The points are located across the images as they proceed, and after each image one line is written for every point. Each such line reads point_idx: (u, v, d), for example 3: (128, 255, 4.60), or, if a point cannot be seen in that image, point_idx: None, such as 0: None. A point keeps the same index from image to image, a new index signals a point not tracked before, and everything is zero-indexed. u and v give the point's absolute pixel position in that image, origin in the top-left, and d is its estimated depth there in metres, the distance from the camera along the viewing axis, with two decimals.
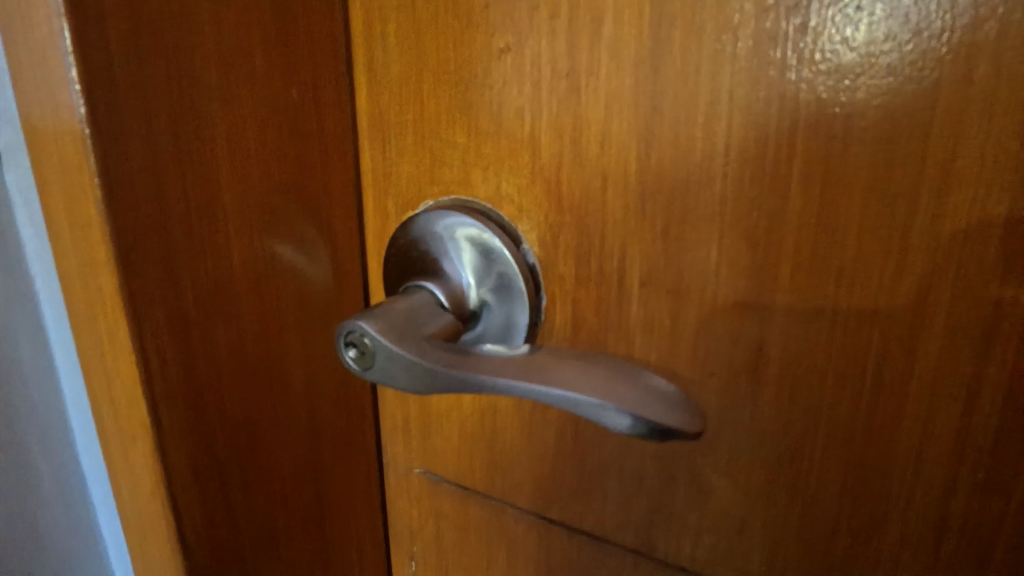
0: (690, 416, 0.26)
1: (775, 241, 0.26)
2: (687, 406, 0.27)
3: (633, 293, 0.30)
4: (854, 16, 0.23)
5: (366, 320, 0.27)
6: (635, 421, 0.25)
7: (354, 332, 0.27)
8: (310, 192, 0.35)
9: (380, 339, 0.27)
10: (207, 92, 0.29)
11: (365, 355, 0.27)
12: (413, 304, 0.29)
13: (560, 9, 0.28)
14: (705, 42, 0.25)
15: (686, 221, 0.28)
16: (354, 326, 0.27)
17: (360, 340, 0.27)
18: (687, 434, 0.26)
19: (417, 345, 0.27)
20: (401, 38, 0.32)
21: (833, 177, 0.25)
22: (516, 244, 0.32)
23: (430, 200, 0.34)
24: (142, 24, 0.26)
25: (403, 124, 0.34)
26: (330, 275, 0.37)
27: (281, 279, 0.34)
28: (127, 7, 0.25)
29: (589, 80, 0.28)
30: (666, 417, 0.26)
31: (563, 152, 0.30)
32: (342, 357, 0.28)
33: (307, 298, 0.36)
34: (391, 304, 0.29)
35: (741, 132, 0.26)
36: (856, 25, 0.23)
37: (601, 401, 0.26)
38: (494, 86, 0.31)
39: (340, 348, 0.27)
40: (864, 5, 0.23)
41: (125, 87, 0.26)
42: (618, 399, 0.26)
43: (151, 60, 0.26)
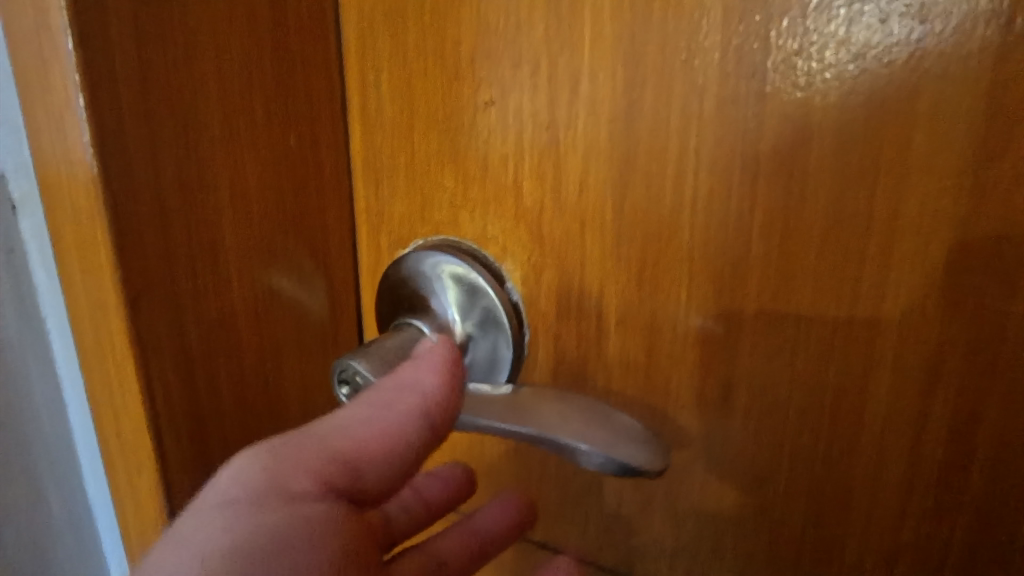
0: (657, 455, 0.28)
1: (740, 285, 0.28)
2: (656, 445, 0.28)
3: (611, 330, 0.32)
4: (806, 87, 0.25)
5: (357, 360, 0.31)
6: (606, 462, 0.28)
7: (348, 369, 0.31)
8: (310, 232, 0.37)
9: (367, 378, 0.31)
10: (213, 144, 0.31)
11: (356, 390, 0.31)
12: (404, 342, 0.33)
13: (541, 67, 0.30)
14: (673, 103, 0.28)
15: (659, 264, 0.30)
16: (349, 364, 0.31)
17: (353, 377, 0.31)
18: (654, 473, 0.28)
19: None
20: (394, 88, 0.34)
21: (791, 229, 0.27)
22: (500, 283, 0.34)
23: (420, 239, 0.36)
24: (153, 88, 0.28)
25: (395, 168, 0.36)
26: (326, 308, 0.39)
27: (280, 314, 0.36)
28: (139, 73, 0.27)
29: (567, 132, 0.30)
30: (635, 458, 0.28)
31: (544, 198, 0.32)
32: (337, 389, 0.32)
33: (305, 331, 0.38)
34: (384, 342, 0.33)
35: (707, 186, 0.28)
36: (808, 95, 0.25)
37: (574, 442, 0.28)
38: (480, 135, 0.33)
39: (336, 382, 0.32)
40: (814, 77, 0.25)
41: (136, 145, 0.27)
42: (591, 441, 0.28)
43: (161, 119, 0.28)
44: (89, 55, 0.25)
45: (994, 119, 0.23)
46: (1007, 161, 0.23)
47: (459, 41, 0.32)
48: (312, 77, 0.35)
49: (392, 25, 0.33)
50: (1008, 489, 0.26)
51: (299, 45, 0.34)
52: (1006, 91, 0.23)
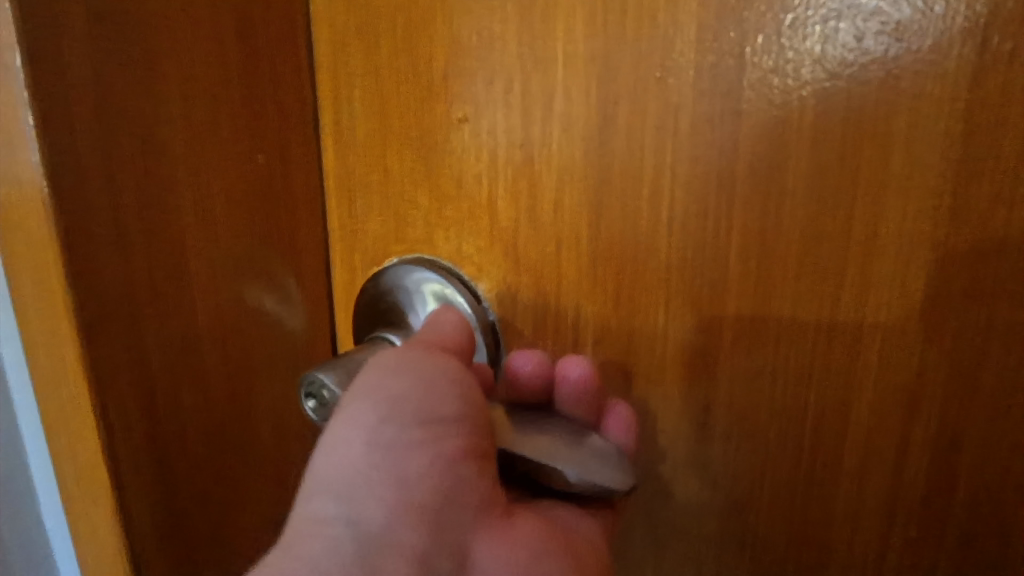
0: (621, 475, 0.29)
1: (718, 307, 0.27)
2: (624, 467, 0.29)
3: (588, 351, 0.31)
4: (783, 105, 0.25)
5: (326, 372, 0.29)
6: (570, 475, 0.29)
7: (315, 382, 0.30)
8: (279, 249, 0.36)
9: (338, 392, 0.29)
10: (176, 162, 0.30)
11: (324, 405, 0.30)
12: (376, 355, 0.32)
13: (514, 84, 0.30)
14: (647, 121, 0.27)
15: (637, 285, 0.29)
16: (318, 378, 0.30)
17: (320, 391, 0.30)
18: (616, 489, 0.28)
19: None
20: (365, 103, 0.34)
21: (768, 249, 0.26)
22: (476, 301, 0.33)
23: (394, 257, 0.35)
24: (108, 106, 0.27)
25: (368, 185, 0.35)
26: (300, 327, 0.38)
27: (249, 335, 0.35)
28: (94, 92, 0.26)
29: (541, 150, 0.30)
30: (599, 473, 0.29)
31: (519, 217, 0.31)
32: (302, 406, 0.30)
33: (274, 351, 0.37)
34: (355, 353, 0.31)
35: (683, 207, 0.27)
36: (785, 113, 0.25)
37: (539, 456, 0.29)
38: (454, 153, 0.32)
39: (301, 398, 0.30)
40: (790, 96, 0.25)
41: (91, 165, 0.26)
42: (557, 457, 0.29)
43: (118, 139, 0.27)
44: (39, 74, 0.24)
45: (970, 140, 0.23)
46: (984, 182, 0.23)
47: (432, 56, 0.31)
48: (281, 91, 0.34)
49: (364, 41, 0.33)
50: (992, 512, 0.25)
51: (269, 61, 0.33)
52: (982, 110, 0.22)
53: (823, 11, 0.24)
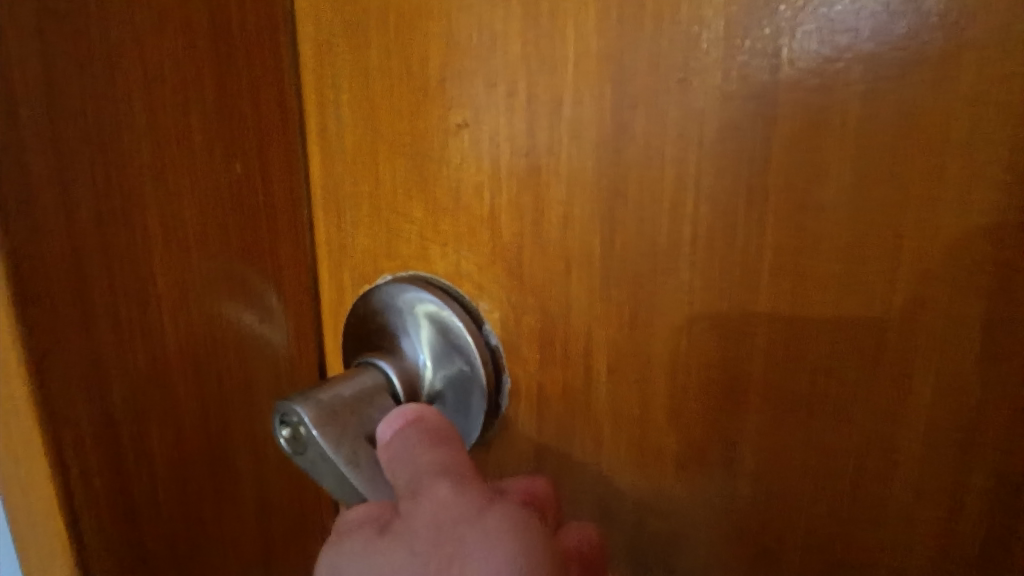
0: None
1: (747, 333, 0.25)
2: None
3: (601, 380, 0.28)
4: (825, 110, 0.22)
5: (306, 409, 0.27)
6: None
7: (293, 415, 0.27)
8: (252, 263, 0.36)
9: (314, 433, 0.26)
10: (124, 172, 0.30)
11: (298, 441, 0.27)
12: (364, 390, 0.28)
13: (518, 86, 0.27)
14: (669, 129, 0.24)
15: (654, 308, 0.26)
16: (296, 412, 0.27)
17: (296, 425, 0.27)
18: None
19: (351, 449, 0.27)
20: (354, 108, 0.31)
21: (804, 270, 0.23)
22: (477, 324, 0.30)
23: (387, 274, 0.32)
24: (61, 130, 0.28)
25: (357, 197, 0.32)
26: (288, 341, 0.37)
27: (224, 349, 0.35)
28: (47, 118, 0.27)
29: (549, 159, 0.27)
30: None
31: (524, 232, 0.28)
32: (276, 434, 0.27)
33: (254, 369, 0.37)
34: (343, 387, 0.28)
35: (708, 222, 0.25)
36: (828, 118, 0.22)
37: None
38: (451, 162, 0.29)
39: (276, 426, 0.27)
40: (834, 101, 0.22)
41: (44, 185, 0.28)
42: None
43: (73, 158, 0.29)
44: None
45: None
46: None
47: (427, 58, 0.29)
48: (260, 97, 0.33)
49: (354, 42, 0.30)
50: None
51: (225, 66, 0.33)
52: None
53: (870, 5, 0.21)
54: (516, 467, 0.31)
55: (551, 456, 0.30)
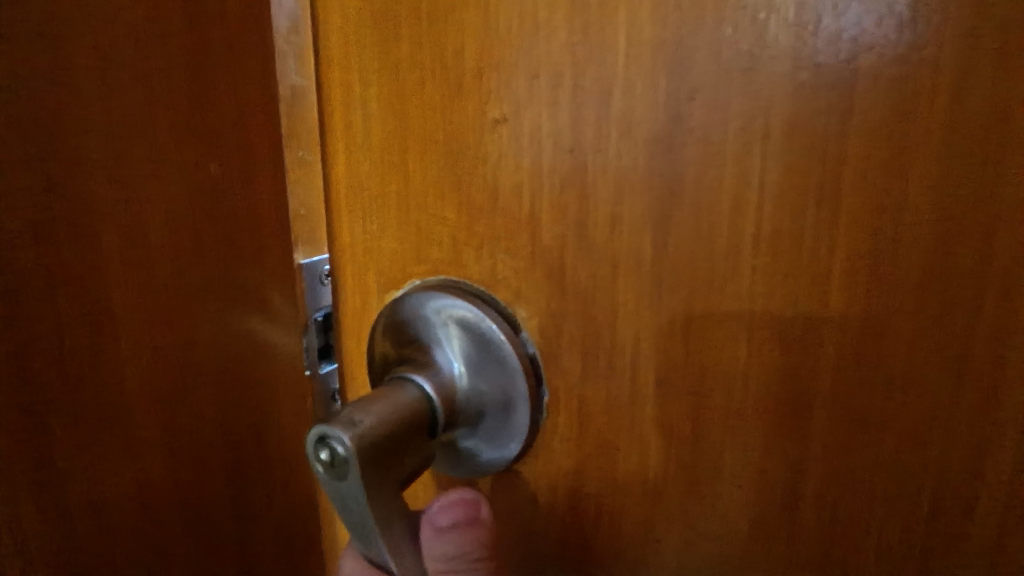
0: None
1: (814, 342, 0.23)
2: None
3: (648, 393, 0.26)
4: (912, 101, 0.21)
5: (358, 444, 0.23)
6: None
7: (341, 444, 0.24)
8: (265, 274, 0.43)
9: (360, 470, 0.24)
10: (66, 175, 0.33)
11: (334, 469, 0.24)
12: (413, 420, 0.26)
13: (563, 77, 0.25)
14: (732, 120, 0.23)
15: (709, 316, 0.24)
16: (346, 444, 0.24)
17: (341, 455, 0.24)
18: None
19: (385, 486, 0.25)
20: (383, 103, 0.30)
21: (879, 277, 0.22)
22: (513, 331, 0.28)
23: (415, 279, 0.31)
24: None
25: (385, 197, 0.31)
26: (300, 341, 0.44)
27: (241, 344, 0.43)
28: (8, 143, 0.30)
29: (596, 157, 0.25)
30: None
31: (567, 235, 0.27)
32: (310, 451, 0.24)
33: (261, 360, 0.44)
34: (395, 418, 0.25)
35: (772, 223, 0.23)
36: (915, 111, 0.21)
37: None
38: (488, 160, 0.28)
39: (313, 444, 0.24)
40: (922, 91, 0.21)
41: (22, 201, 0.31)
42: None
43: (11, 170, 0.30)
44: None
45: None
46: None
47: (462, 48, 0.27)
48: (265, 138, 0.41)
49: (384, 33, 0.29)
50: None
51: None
52: None
53: None
54: (554, 486, 0.29)
55: (592, 474, 0.28)
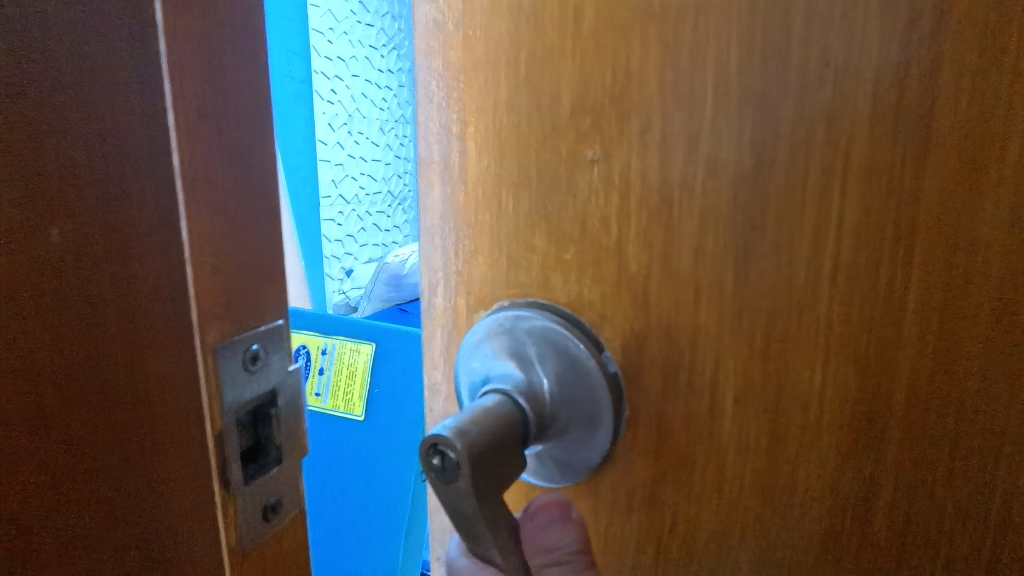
0: None
1: (888, 366, 0.25)
2: None
3: (726, 411, 0.29)
4: (990, 143, 0.23)
5: (467, 452, 0.26)
6: None
7: (453, 452, 0.27)
8: None
9: (470, 474, 0.27)
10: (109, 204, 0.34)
11: (447, 473, 0.27)
12: (511, 430, 0.29)
13: (652, 123, 0.28)
14: (813, 164, 0.25)
15: (788, 341, 0.27)
16: (456, 452, 0.27)
17: (452, 460, 0.27)
18: None
19: (490, 490, 0.27)
20: (480, 142, 0.33)
21: (953, 307, 0.24)
22: (598, 350, 0.31)
23: (503, 300, 0.34)
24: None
25: (481, 224, 0.34)
26: None
27: None
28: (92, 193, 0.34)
29: (682, 194, 0.28)
30: None
31: (653, 263, 0.29)
32: (424, 456, 0.27)
33: None
34: (497, 429, 0.28)
35: (851, 257, 0.25)
36: (993, 153, 0.23)
37: None
38: (579, 195, 0.31)
39: (427, 450, 0.27)
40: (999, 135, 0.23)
41: None
42: None
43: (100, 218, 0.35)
44: None
45: None
46: None
47: (559, 94, 0.30)
48: None
49: (486, 79, 0.32)
50: None
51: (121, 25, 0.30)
52: None
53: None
54: (632, 494, 0.31)
55: (669, 485, 0.30)
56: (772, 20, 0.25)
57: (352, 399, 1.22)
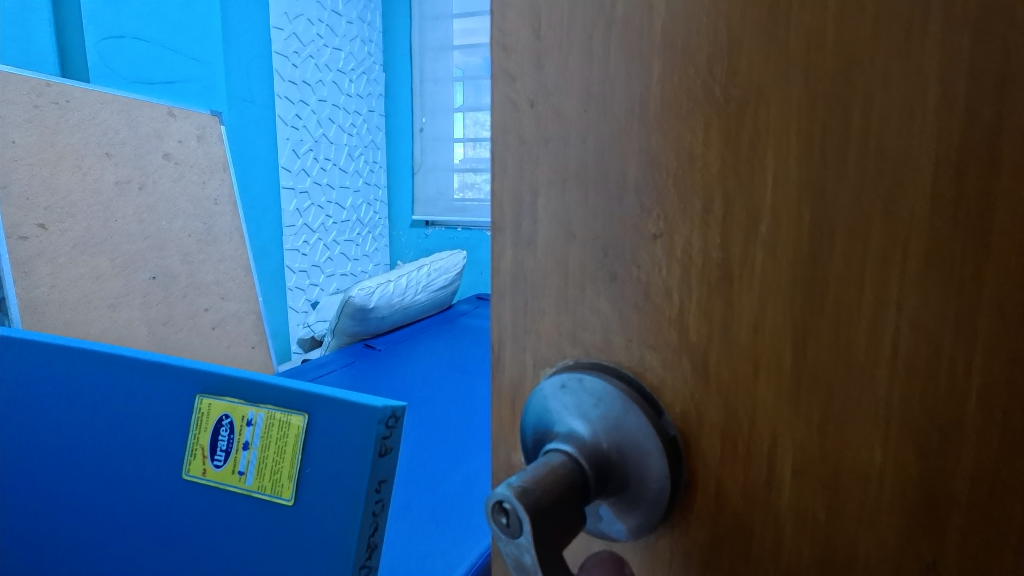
0: None
1: (950, 454, 0.25)
2: None
3: (785, 482, 0.29)
4: None
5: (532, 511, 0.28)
6: None
7: (518, 510, 0.28)
8: None
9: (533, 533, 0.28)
10: None
11: (511, 529, 0.29)
12: (572, 490, 0.30)
13: (714, 204, 0.30)
14: (871, 250, 0.26)
15: (846, 419, 0.27)
16: (521, 512, 0.28)
17: (517, 519, 0.28)
18: None
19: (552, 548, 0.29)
20: (550, 212, 0.36)
21: (1018, 401, 0.24)
22: (658, 414, 0.33)
23: (569, 359, 0.36)
24: None
25: (548, 287, 0.37)
26: None
27: None
28: None
29: (742, 272, 0.29)
30: None
31: (712, 335, 0.31)
32: (491, 511, 0.29)
33: None
34: (559, 488, 0.30)
35: (909, 343, 0.26)
36: None
37: None
38: (641, 266, 0.33)
39: (494, 507, 0.29)
40: None
41: None
42: None
43: None
44: None
45: None
46: None
47: (625, 174, 0.32)
48: None
49: (556, 155, 0.35)
50: None
51: None
52: None
53: None
54: (689, 556, 0.32)
55: (728, 551, 0.31)
56: (833, 115, 0.26)
57: (279, 479, 0.83)
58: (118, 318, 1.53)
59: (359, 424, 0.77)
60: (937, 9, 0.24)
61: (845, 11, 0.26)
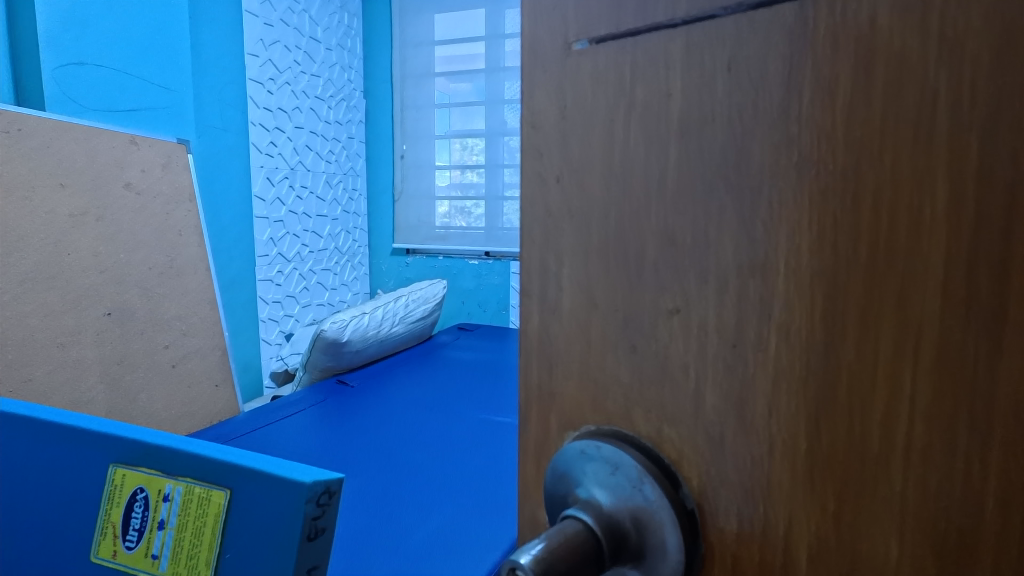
0: None
1: (968, 557, 0.25)
2: None
3: (801, 567, 0.29)
4: None
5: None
6: None
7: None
8: None
9: None
10: None
11: None
12: (586, 559, 0.31)
13: (728, 285, 0.30)
14: (882, 343, 0.26)
15: (861, 510, 0.27)
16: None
17: None
18: None
19: None
20: (573, 282, 0.37)
21: None
22: (675, 486, 0.33)
23: (591, 425, 0.37)
24: None
25: (571, 353, 0.38)
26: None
27: None
28: None
29: (757, 353, 0.30)
30: None
31: (728, 413, 0.31)
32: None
33: None
34: (573, 557, 0.31)
35: (923, 439, 0.25)
36: None
37: None
38: (659, 340, 0.33)
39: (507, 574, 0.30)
40: None
41: None
42: None
43: None
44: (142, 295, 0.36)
45: None
46: None
47: (644, 250, 0.33)
48: None
49: (579, 228, 0.36)
50: None
51: None
52: None
53: None
54: None
55: None
56: (844, 206, 0.27)
57: (196, 567, 0.68)
58: (68, 357, 1.51)
59: (283, 504, 0.62)
60: (943, 107, 0.24)
61: (853, 106, 0.26)
